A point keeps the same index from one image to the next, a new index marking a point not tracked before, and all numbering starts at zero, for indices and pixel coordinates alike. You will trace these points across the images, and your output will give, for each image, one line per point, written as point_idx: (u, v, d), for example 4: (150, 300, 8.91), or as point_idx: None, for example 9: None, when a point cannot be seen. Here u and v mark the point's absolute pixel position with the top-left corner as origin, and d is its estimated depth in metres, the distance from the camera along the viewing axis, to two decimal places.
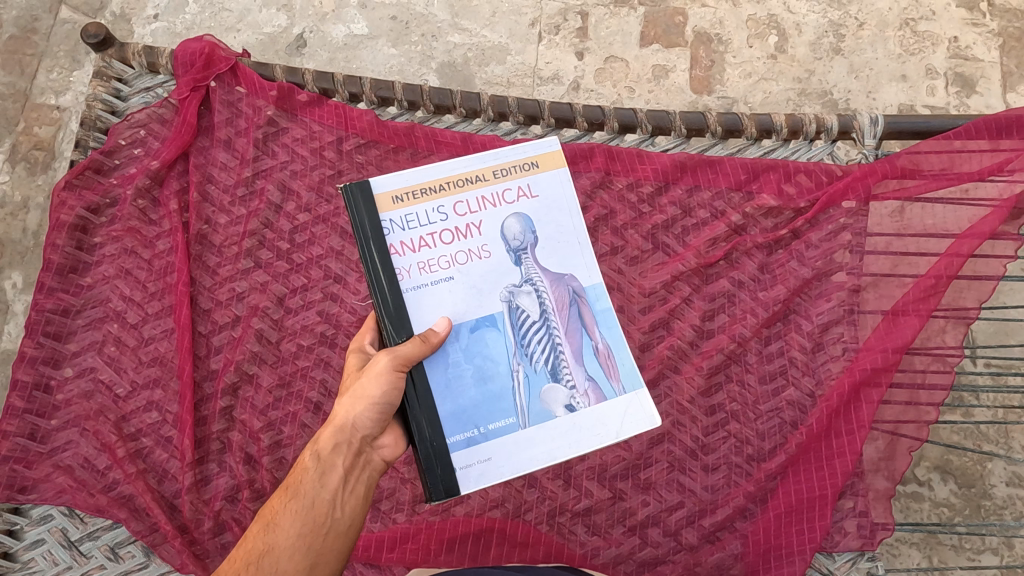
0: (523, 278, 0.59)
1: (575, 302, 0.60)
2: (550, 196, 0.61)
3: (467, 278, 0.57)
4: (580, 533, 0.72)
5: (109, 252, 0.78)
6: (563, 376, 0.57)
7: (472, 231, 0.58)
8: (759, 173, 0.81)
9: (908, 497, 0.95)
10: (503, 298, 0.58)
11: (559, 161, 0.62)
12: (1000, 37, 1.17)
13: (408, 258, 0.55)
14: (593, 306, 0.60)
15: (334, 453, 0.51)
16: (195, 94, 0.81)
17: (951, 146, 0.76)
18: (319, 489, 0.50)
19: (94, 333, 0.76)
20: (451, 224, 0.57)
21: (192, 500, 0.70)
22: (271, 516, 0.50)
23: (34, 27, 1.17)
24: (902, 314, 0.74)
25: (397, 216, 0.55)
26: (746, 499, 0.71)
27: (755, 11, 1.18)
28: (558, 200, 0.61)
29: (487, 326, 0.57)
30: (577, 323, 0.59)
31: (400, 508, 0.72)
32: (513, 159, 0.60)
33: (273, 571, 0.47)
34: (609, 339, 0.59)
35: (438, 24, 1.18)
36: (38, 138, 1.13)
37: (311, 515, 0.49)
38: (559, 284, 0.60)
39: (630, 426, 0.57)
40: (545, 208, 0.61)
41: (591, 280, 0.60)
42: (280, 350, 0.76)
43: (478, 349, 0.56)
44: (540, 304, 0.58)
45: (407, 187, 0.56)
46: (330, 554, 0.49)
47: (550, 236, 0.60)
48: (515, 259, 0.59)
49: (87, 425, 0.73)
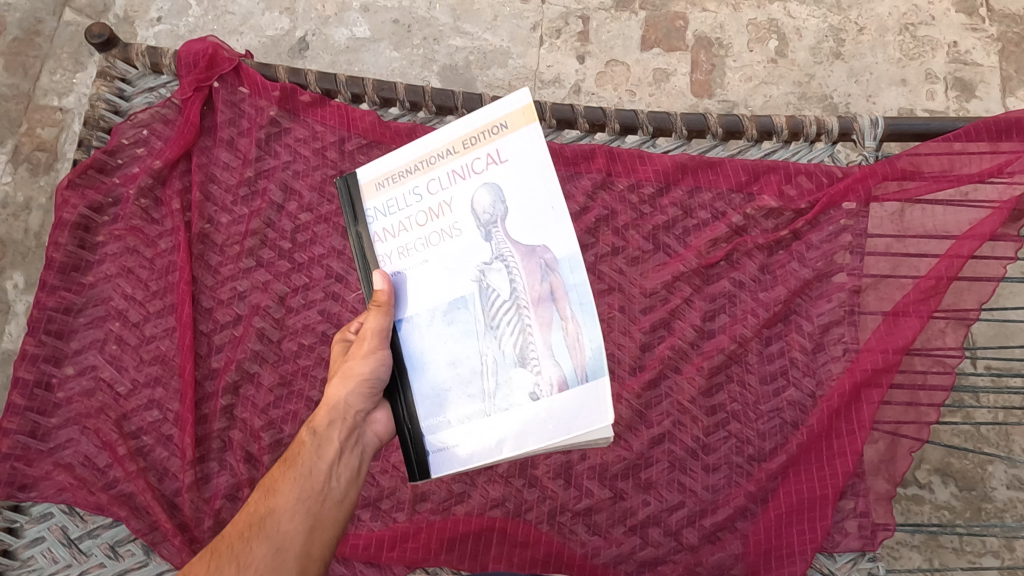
0: (495, 254, 0.55)
1: (545, 278, 0.54)
2: (519, 159, 0.55)
3: (441, 259, 0.56)
4: (581, 533, 0.72)
5: (111, 251, 0.78)
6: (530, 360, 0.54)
7: (443, 210, 0.56)
8: (759, 174, 0.81)
9: (908, 499, 0.95)
10: (474, 277, 0.56)
11: (532, 117, 0.54)
12: (999, 42, 1.18)
13: (388, 244, 0.57)
14: (565, 280, 0.53)
15: (328, 428, 0.55)
16: (198, 94, 0.82)
17: (952, 147, 0.76)
18: (316, 460, 0.53)
19: (96, 332, 0.76)
20: (426, 205, 0.57)
21: (192, 499, 0.70)
22: (271, 484, 0.53)
23: (38, 29, 1.17)
24: (903, 314, 0.74)
25: (378, 203, 0.57)
26: (747, 499, 0.71)
27: (755, 16, 1.19)
28: (526, 163, 0.55)
29: (458, 307, 0.56)
30: (545, 301, 0.54)
31: (401, 507, 0.72)
32: (483, 122, 0.55)
33: (275, 530, 0.50)
34: (579, 314, 0.53)
35: (439, 27, 1.18)
36: (40, 139, 1.13)
37: (309, 483, 0.52)
38: (530, 258, 0.54)
39: (583, 419, 0.51)
40: (516, 173, 0.55)
41: (565, 251, 0.53)
42: (281, 349, 0.76)
43: (450, 331, 0.56)
44: (510, 282, 0.55)
45: (388, 172, 0.57)
46: (328, 518, 0.52)
47: (520, 205, 0.55)
48: (484, 236, 0.56)
49: (88, 423, 0.73)
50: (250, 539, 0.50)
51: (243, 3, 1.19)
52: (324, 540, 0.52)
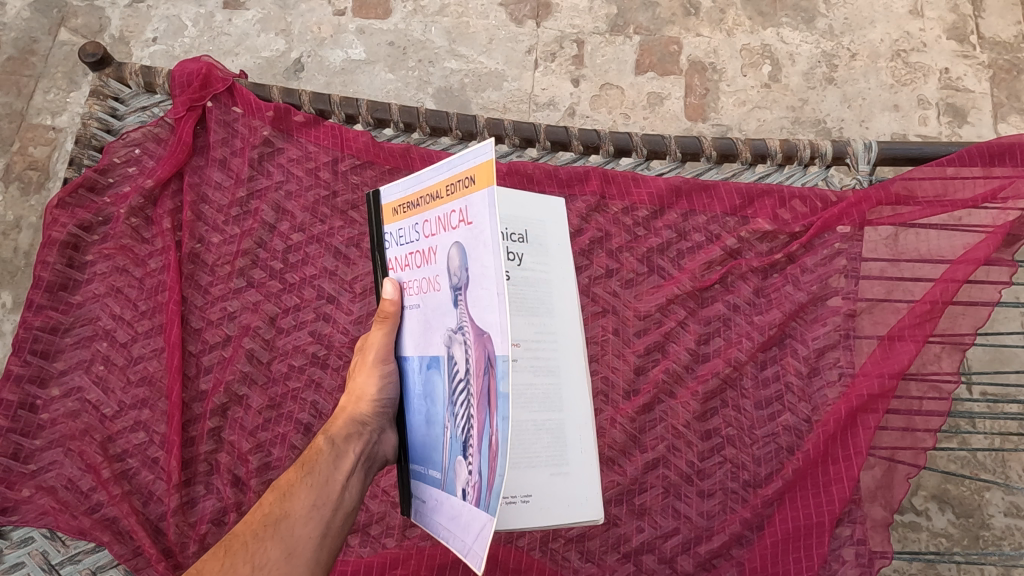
0: (457, 323, 0.45)
1: (485, 371, 0.41)
2: (481, 226, 0.42)
3: (426, 310, 0.49)
4: (573, 560, 0.70)
5: (100, 270, 0.77)
6: (467, 451, 0.44)
7: (430, 257, 0.47)
8: (753, 198, 0.81)
9: (905, 527, 0.94)
10: (444, 343, 0.46)
11: (489, 174, 0.41)
12: (990, 69, 1.19)
13: (398, 276, 0.51)
14: (499, 386, 0.40)
15: (346, 441, 0.52)
16: (191, 113, 0.81)
17: (944, 172, 0.77)
18: (332, 470, 0.51)
19: (83, 352, 0.75)
20: (421, 247, 0.48)
21: (177, 523, 0.69)
22: (285, 488, 0.50)
23: (33, 48, 1.17)
24: (898, 338, 0.74)
25: (393, 230, 0.51)
26: (742, 526, 0.70)
27: (748, 41, 1.20)
28: (485, 233, 0.42)
29: (433, 367, 0.48)
30: (484, 399, 0.41)
31: (390, 533, 0.70)
32: (457, 170, 0.43)
33: (291, 534, 0.46)
34: (501, 434, 0.40)
35: (435, 50, 1.19)
36: (32, 158, 1.13)
37: (325, 492, 0.50)
38: (478, 344, 0.42)
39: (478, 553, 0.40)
40: (477, 242, 0.42)
41: (502, 348, 0.40)
42: (270, 371, 0.75)
43: (429, 390, 0.49)
44: (466, 359, 0.44)
45: (399, 199, 0.50)
46: (335, 531, 0.49)
47: (477, 278, 0.42)
48: (454, 300, 0.45)
49: (72, 445, 0.71)
50: (264, 540, 0.46)
51: (239, 25, 1.19)
52: (332, 553, 0.48)
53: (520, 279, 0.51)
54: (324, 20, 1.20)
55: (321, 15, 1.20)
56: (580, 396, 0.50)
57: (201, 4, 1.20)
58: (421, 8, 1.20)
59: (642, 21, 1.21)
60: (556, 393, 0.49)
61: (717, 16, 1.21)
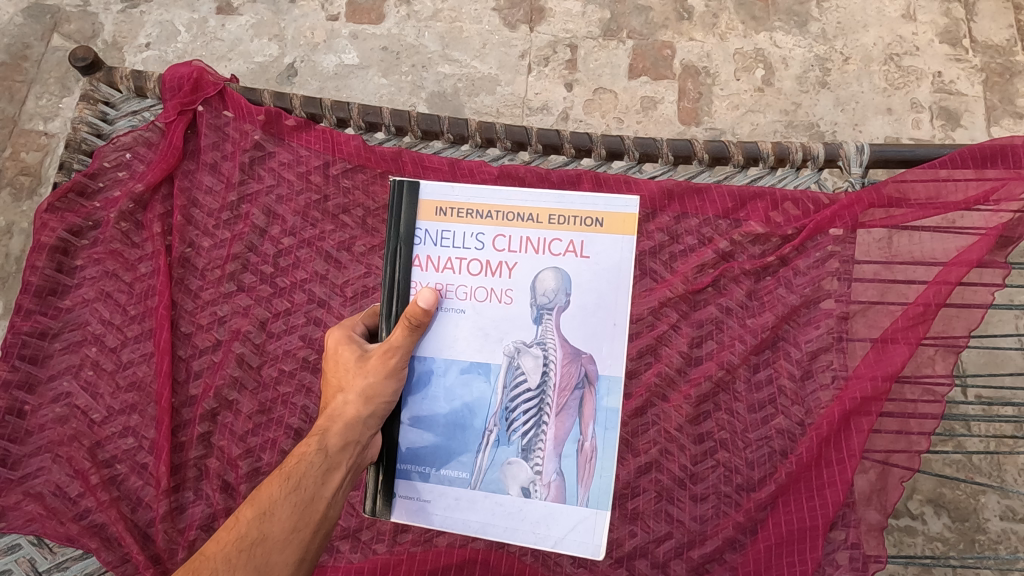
0: (535, 339, 0.52)
1: (581, 386, 0.51)
2: (602, 261, 0.52)
3: (478, 318, 0.51)
4: (566, 566, 0.70)
5: (89, 275, 0.77)
6: (531, 456, 0.52)
7: (501, 270, 0.52)
8: (746, 200, 0.80)
9: (901, 531, 0.93)
10: (507, 352, 0.51)
11: (631, 227, 0.52)
12: (982, 73, 1.19)
13: (429, 275, 0.51)
14: (599, 400, 0.51)
15: (339, 451, 0.49)
16: (182, 117, 0.81)
17: (937, 175, 0.76)
18: (319, 487, 0.49)
19: (72, 357, 0.74)
20: (484, 256, 0.52)
21: (166, 529, 0.68)
22: (267, 503, 0.48)
23: (26, 54, 1.17)
24: (891, 341, 0.73)
25: (432, 228, 0.52)
26: (735, 530, 0.70)
27: (741, 45, 1.20)
28: (611, 269, 0.52)
29: (478, 373, 0.51)
30: (574, 410, 0.51)
31: (381, 539, 0.70)
32: (577, 209, 0.52)
33: (266, 564, 0.46)
34: (601, 443, 0.51)
35: (428, 55, 1.19)
36: (24, 164, 1.12)
37: (307, 512, 0.48)
38: (572, 361, 0.52)
39: (571, 543, 0.51)
40: (591, 274, 0.52)
41: (608, 371, 0.51)
42: (260, 376, 0.75)
43: (459, 393, 0.52)
44: (542, 373, 0.52)
45: (455, 203, 0.52)
46: (311, 552, 0.49)
47: (583, 305, 0.52)
48: (534, 318, 0.52)
49: (60, 451, 0.71)
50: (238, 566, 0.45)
51: (232, 30, 1.19)
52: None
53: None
54: (317, 25, 1.20)
55: (314, 20, 1.20)
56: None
57: (194, 9, 1.19)
58: (414, 13, 1.20)
59: (635, 26, 1.21)
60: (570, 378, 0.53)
61: (711, 20, 1.21)
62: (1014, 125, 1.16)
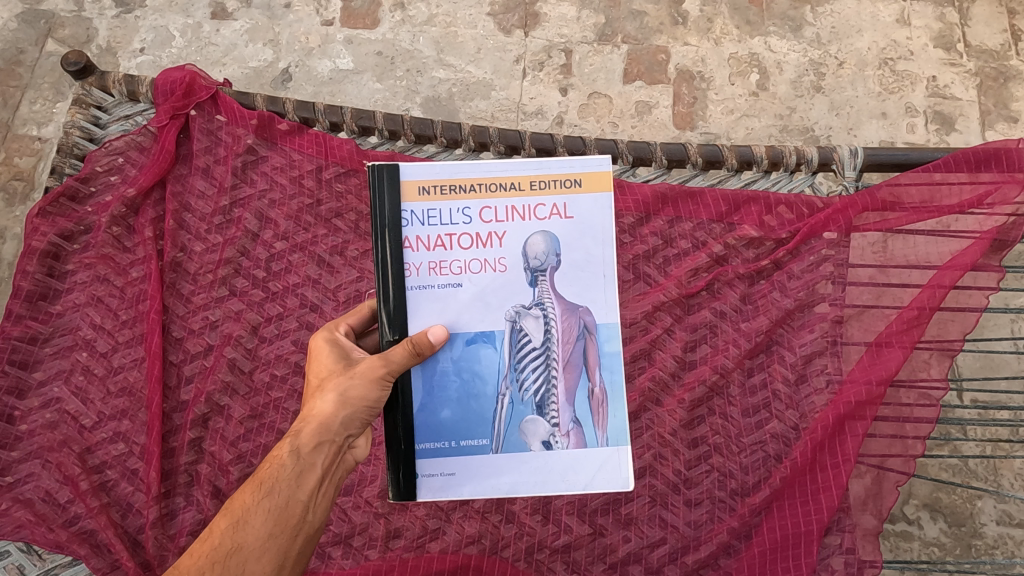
0: (534, 299, 0.52)
1: (583, 338, 0.52)
2: (588, 220, 0.52)
3: (477, 288, 0.51)
4: (559, 571, 0.69)
5: (80, 279, 0.76)
6: (546, 411, 0.52)
7: (492, 241, 0.52)
8: (739, 205, 0.81)
9: (897, 536, 0.93)
10: (509, 316, 0.51)
11: (608, 182, 0.52)
12: (977, 77, 1.19)
13: (421, 254, 0.50)
14: (601, 346, 0.52)
15: (312, 452, 0.48)
16: (174, 122, 0.81)
17: (931, 178, 0.77)
18: (294, 490, 0.47)
19: (62, 362, 0.74)
20: (473, 229, 0.51)
21: (156, 536, 0.67)
22: (239, 510, 0.47)
23: (19, 59, 1.17)
24: (885, 345, 0.73)
25: (418, 208, 0.50)
26: (729, 535, 0.69)
27: (736, 50, 1.20)
28: (597, 227, 0.52)
29: (483, 342, 0.51)
30: (579, 360, 0.52)
31: (373, 544, 0.69)
32: (557, 171, 0.52)
33: (241, 573, 0.44)
34: (610, 385, 0.52)
35: (423, 59, 1.19)
36: (18, 169, 1.12)
37: (284, 516, 0.47)
38: (570, 314, 0.52)
39: (601, 482, 0.52)
40: (578, 231, 0.53)
41: (605, 318, 0.53)
42: (252, 381, 0.74)
43: (467, 363, 0.51)
44: (545, 332, 0.52)
45: (439, 181, 0.50)
46: (294, 555, 0.47)
47: (574, 262, 0.53)
48: (530, 281, 0.52)
49: (49, 457, 0.70)
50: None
51: (227, 35, 1.19)
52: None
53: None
54: (312, 30, 1.20)
55: (309, 25, 1.20)
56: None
57: (189, 14, 1.19)
58: (409, 18, 1.20)
59: (630, 31, 1.21)
60: None
61: (705, 25, 1.21)
62: (1009, 129, 1.17)
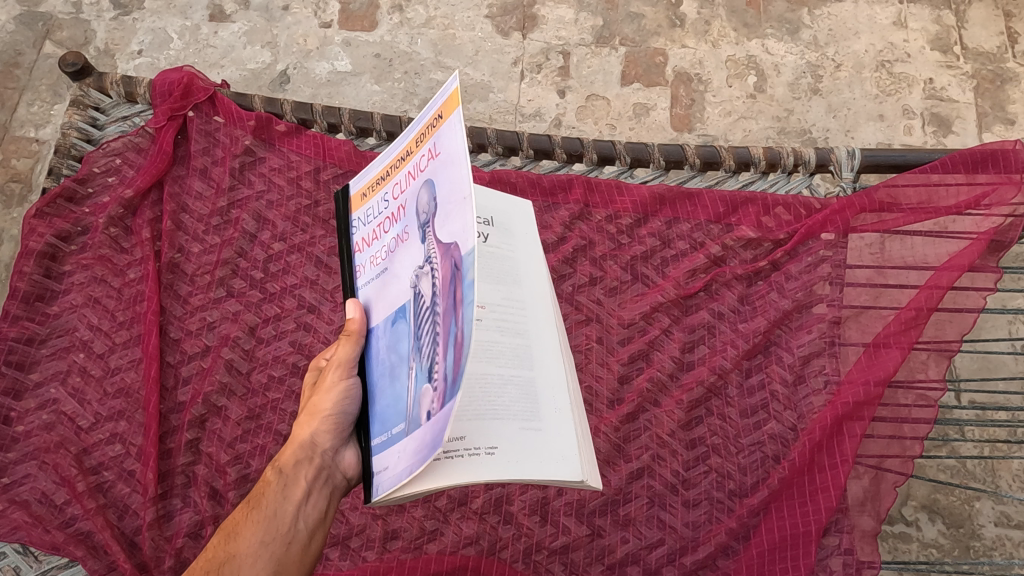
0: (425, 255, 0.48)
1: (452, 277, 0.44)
2: (447, 148, 0.47)
3: (394, 268, 0.51)
4: (557, 573, 0.68)
5: (77, 280, 0.76)
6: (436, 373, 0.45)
7: (399, 214, 0.52)
8: (737, 206, 0.82)
9: (895, 537, 0.93)
10: (410, 283, 0.49)
11: (456, 100, 0.46)
12: (974, 79, 1.20)
13: (364, 252, 0.55)
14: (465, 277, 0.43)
15: (294, 467, 0.52)
16: (172, 123, 0.81)
17: (928, 179, 0.78)
18: (281, 502, 0.51)
19: (59, 363, 0.73)
20: (390, 211, 0.53)
21: (153, 537, 0.67)
22: (234, 528, 0.51)
23: (17, 61, 1.17)
24: (883, 345, 0.73)
25: (362, 213, 0.56)
26: (728, 536, 0.69)
27: (733, 52, 1.20)
28: (453, 151, 0.46)
29: (399, 318, 0.50)
30: (450, 305, 0.44)
31: (370, 546, 0.69)
32: (425, 117, 0.49)
33: None
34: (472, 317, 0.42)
35: (421, 62, 1.19)
36: (14, 170, 1.12)
37: (274, 525, 0.50)
38: (445, 257, 0.45)
39: None
40: (445, 164, 0.47)
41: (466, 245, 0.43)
42: (249, 382, 0.74)
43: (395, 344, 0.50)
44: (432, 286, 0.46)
45: (369, 183, 0.56)
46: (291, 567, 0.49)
47: (445, 198, 0.46)
48: (421, 236, 0.48)
49: (45, 458, 0.69)
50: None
51: (225, 37, 1.19)
52: None
53: (486, 254, 0.58)
54: (310, 32, 1.20)
55: (307, 27, 1.20)
56: (549, 352, 0.54)
57: (187, 16, 1.19)
58: (407, 20, 1.21)
59: (627, 33, 1.21)
60: (527, 353, 0.53)
61: (702, 27, 1.21)
62: (1006, 131, 1.17)
